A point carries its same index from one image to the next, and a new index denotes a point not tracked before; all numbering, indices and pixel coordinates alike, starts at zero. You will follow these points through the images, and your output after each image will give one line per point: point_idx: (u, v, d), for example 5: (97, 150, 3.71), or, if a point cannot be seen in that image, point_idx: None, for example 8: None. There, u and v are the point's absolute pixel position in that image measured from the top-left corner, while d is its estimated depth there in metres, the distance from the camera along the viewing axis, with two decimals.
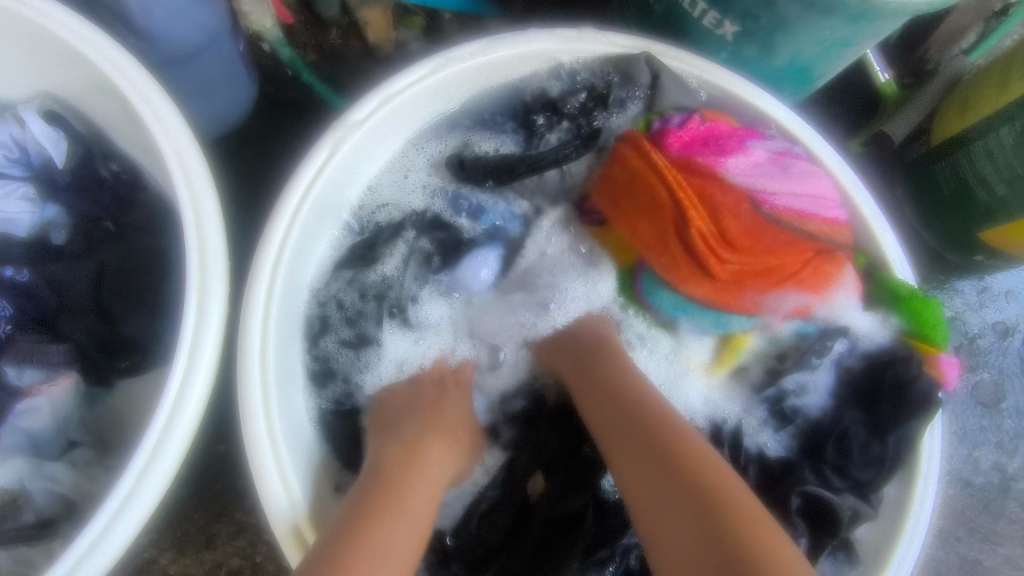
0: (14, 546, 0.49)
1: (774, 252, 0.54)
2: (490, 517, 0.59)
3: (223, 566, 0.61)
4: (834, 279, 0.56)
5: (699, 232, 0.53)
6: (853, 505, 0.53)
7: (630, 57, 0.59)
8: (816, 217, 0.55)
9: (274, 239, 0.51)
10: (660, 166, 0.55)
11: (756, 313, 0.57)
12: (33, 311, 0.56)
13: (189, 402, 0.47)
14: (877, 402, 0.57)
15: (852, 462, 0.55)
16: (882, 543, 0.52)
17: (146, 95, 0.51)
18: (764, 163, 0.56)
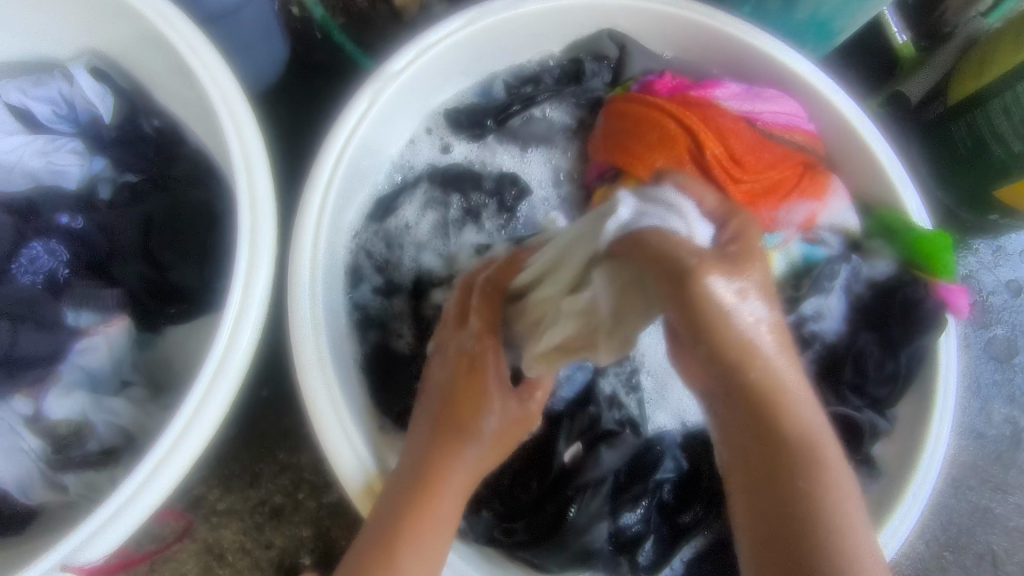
0: (80, 471, 0.52)
1: (775, 166, 0.59)
2: (518, 471, 0.57)
3: (266, 503, 0.64)
4: (827, 186, 0.61)
5: (713, 155, 0.56)
6: (873, 420, 0.57)
7: (595, 36, 0.65)
8: (800, 129, 0.60)
9: (318, 185, 0.54)
10: (661, 104, 0.58)
11: (774, 229, 0.59)
12: (87, 257, 0.59)
13: (243, 336, 0.50)
14: (888, 322, 0.59)
15: (868, 380, 0.58)
16: (902, 457, 0.56)
17: (194, 47, 0.53)
18: (741, 93, 0.60)
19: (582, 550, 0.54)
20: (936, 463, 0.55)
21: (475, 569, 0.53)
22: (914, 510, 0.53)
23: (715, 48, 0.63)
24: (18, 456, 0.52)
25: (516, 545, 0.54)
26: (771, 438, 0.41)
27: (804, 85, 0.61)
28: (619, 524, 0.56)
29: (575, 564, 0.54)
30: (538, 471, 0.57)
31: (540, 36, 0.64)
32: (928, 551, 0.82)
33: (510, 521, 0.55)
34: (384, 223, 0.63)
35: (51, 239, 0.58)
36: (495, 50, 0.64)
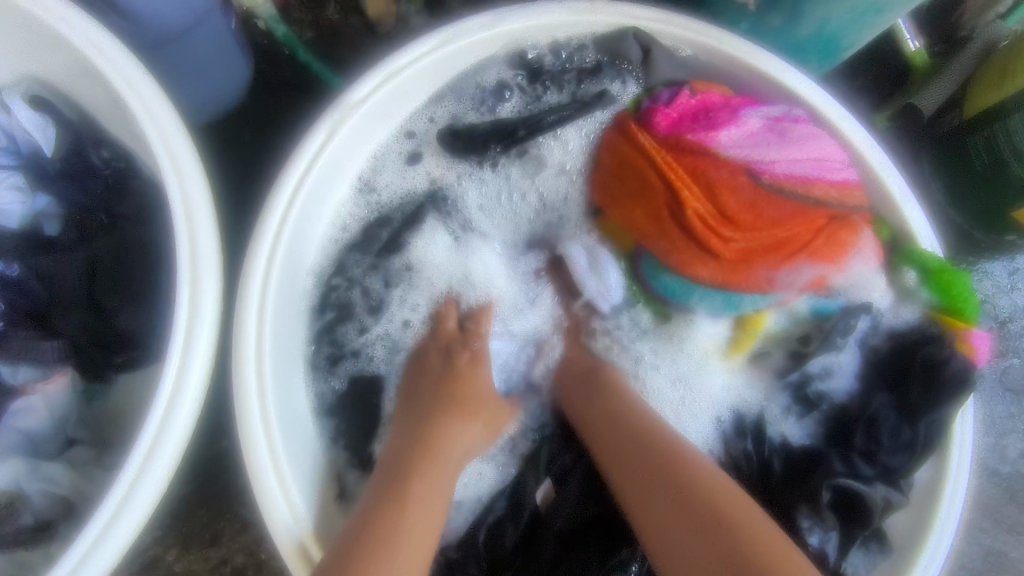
0: (12, 548, 0.48)
1: (780, 225, 0.49)
2: (496, 525, 0.58)
3: (228, 563, 0.60)
4: (847, 245, 0.52)
5: (695, 213, 0.49)
6: (884, 494, 0.50)
7: (619, 34, 0.57)
8: (822, 181, 0.50)
9: (268, 231, 0.49)
10: (648, 146, 0.52)
11: (768, 291, 0.52)
12: (26, 305, 0.54)
13: (183, 401, 0.46)
14: (908, 386, 0.54)
15: (881, 448, 0.52)
16: (912, 533, 0.50)
17: (132, 80, 0.48)
18: (759, 131, 0.51)
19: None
20: (949, 533, 0.50)
21: None
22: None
23: (727, 63, 0.56)
24: None
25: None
26: (691, 491, 0.48)
27: (823, 120, 0.54)
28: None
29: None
30: (512, 521, 0.57)
31: (518, 54, 0.59)
32: None
33: (486, 573, 0.56)
34: (386, 260, 0.60)
35: None
36: (473, 71, 0.59)
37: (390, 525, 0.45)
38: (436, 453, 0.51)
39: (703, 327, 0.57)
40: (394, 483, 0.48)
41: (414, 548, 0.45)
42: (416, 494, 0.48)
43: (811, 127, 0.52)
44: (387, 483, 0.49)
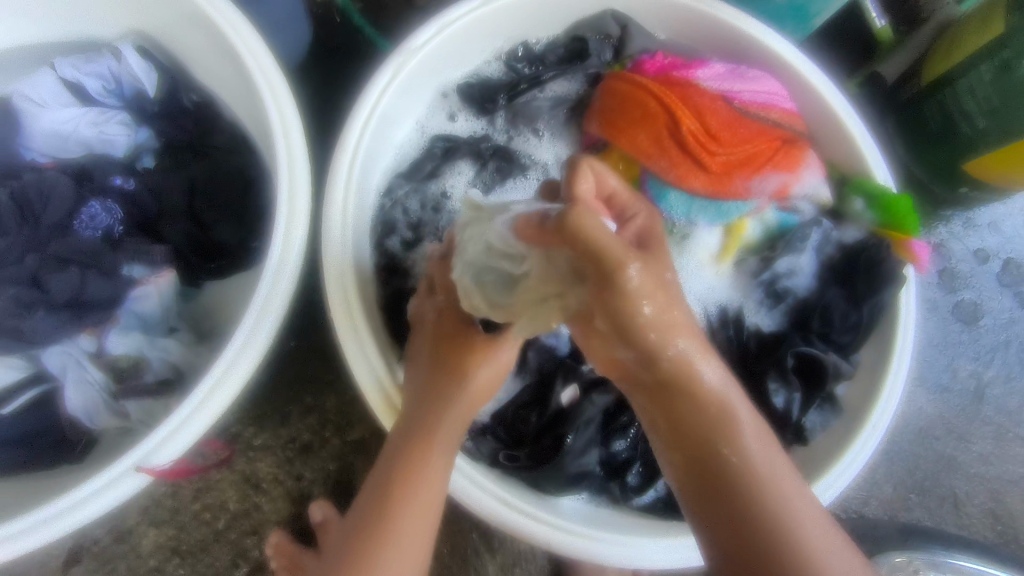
0: (140, 400, 0.60)
1: (750, 141, 0.64)
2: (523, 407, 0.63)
3: (298, 439, 0.72)
4: (800, 159, 0.66)
5: (688, 130, 0.63)
6: (837, 363, 0.63)
7: (598, 16, 0.72)
8: (776, 108, 0.66)
9: (347, 149, 0.61)
10: (647, 84, 0.65)
11: (747, 198, 0.65)
12: (138, 215, 0.66)
13: (283, 281, 0.57)
14: (854, 278, 0.65)
15: (833, 329, 0.65)
16: (863, 397, 0.63)
17: (236, 27, 0.60)
18: (724, 74, 0.67)
19: (577, 472, 0.60)
20: (892, 400, 0.61)
21: (481, 472, 0.58)
22: (869, 444, 0.60)
23: (701, 27, 0.70)
24: (84, 387, 0.59)
25: (518, 468, 0.60)
26: (701, 429, 0.43)
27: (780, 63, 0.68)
28: (610, 451, 0.64)
29: (572, 487, 0.60)
30: (536, 406, 0.63)
31: (543, 18, 0.72)
32: (896, 494, 0.89)
33: (514, 449, 0.61)
34: (426, 184, 0.70)
35: (108, 199, 0.65)
36: (507, 30, 0.71)
37: (430, 413, 0.53)
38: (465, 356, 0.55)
39: (700, 237, 0.67)
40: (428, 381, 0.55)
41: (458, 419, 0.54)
42: (447, 389, 0.54)
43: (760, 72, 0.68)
44: (428, 380, 0.55)
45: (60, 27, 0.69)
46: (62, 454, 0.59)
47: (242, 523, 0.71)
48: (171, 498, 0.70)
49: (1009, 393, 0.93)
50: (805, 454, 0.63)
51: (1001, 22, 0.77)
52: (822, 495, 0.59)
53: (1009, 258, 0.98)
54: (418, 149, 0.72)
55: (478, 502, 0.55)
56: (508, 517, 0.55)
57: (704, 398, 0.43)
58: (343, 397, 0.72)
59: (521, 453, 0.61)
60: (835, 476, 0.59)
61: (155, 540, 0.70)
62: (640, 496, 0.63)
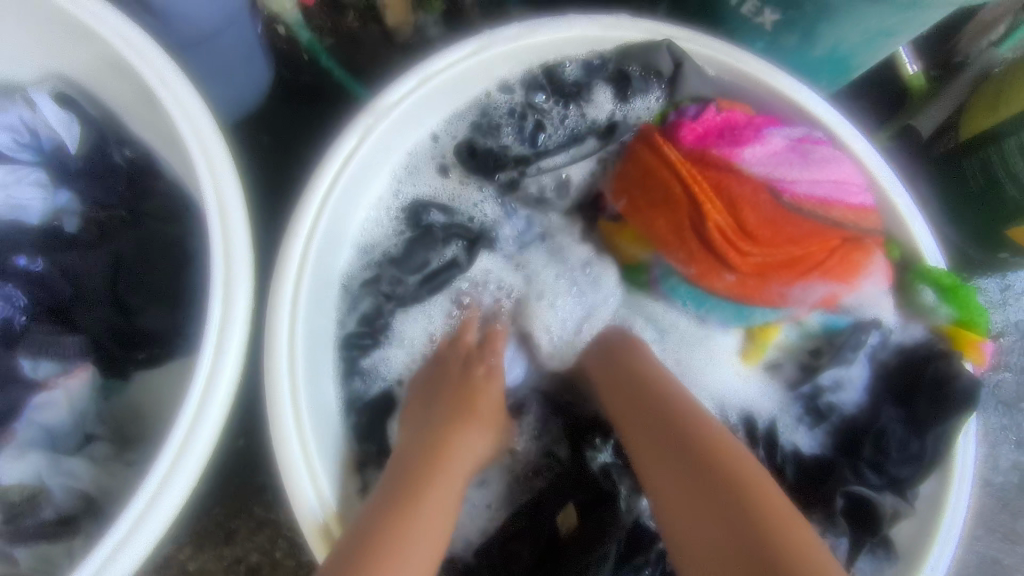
0: (34, 544, 0.47)
1: (797, 243, 0.51)
2: (512, 539, 0.55)
3: (243, 562, 0.61)
4: (862, 268, 0.53)
5: (716, 226, 0.51)
6: (893, 503, 0.51)
7: (651, 46, 0.57)
8: (840, 204, 0.51)
9: (301, 230, 0.50)
10: (673, 160, 0.53)
11: (780, 305, 0.54)
12: (47, 301, 0.53)
13: (214, 399, 0.46)
14: (914, 398, 0.54)
15: (887, 459, 0.53)
16: (918, 542, 0.50)
17: (166, 78, 0.49)
18: (780, 152, 0.53)
19: None
20: (950, 546, 0.50)
21: None
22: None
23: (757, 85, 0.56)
24: None
25: None
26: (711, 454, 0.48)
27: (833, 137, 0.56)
28: None
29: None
30: (527, 538, 0.55)
31: (545, 65, 0.60)
32: None
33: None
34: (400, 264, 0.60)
35: (7, 283, 0.53)
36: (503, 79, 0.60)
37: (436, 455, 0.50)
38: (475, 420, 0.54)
39: (719, 339, 0.59)
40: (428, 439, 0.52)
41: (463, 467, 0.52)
42: (454, 436, 0.52)
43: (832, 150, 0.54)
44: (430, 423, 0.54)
45: None
46: None
47: None
48: None
49: None
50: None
51: None
52: None
53: None
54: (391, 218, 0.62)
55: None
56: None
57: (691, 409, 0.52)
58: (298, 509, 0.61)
59: None
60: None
61: None
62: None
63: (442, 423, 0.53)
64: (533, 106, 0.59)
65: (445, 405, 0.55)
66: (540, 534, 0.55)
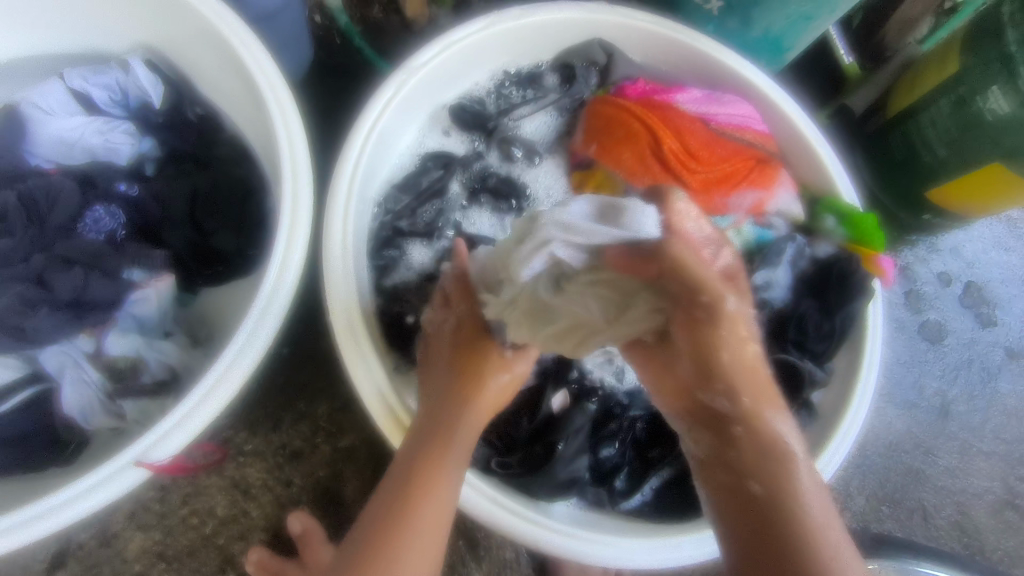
0: (137, 399, 0.61)
1: (727, 160, 0.69)
2: (513, 418, 0.65)
3: (288, 446, 0.73)
4: (776, 179, 0.71)
5: (670, 149, 0.67)
6: (811, 369, 0.67)
7: (587, 44, 0.75)
8: (749, 130, 0.71)
9: (349, 161, 0.64)
10: (627, 106, 0.69)
11: (723, 214, 0.70)
12: (140, 221, 0.68)
13: (283, 286, 0.59)
14: (825, 291, 0.69)
15: (809, 338, 0.68)
16: (836, 404, 0.66)
17: (245, 41, 0.63)
18: (702, 98, 0.72)
19: (568, 479, 0.62)
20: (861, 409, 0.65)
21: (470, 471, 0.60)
22: (838, 456, 0.63)
23: (681, 58, 0.75)
24: (80, 387, 0.60)
25: (510, 475, 0.62)
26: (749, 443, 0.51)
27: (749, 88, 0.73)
28: (599, 456, 0.66)
29: (562, 492, 0.62)
30: (526, 413, 0.66)
31: (539, 42, 0.76)
32: (868, 507, 0.92)
33: (506, 456, 0.63)
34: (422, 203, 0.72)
35: (112, 204, 0.67)
36: (505, 53, 0.76)
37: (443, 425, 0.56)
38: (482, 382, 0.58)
39: None
40: (433, 409, 0.57)
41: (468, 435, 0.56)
42: (451, 409, 0.57)
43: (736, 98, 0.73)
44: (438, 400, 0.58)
45: (71, 39, 0.72)
46: (54, 453, 0.59)
47: (229, 528, 0.71)
48: (159, 502, 0.70)
49: (972, 409, 0.98)
50: None
51: (956, 61, 0.84)
52: None
53: (971, 281, 1.03)
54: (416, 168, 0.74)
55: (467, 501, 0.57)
56: (493, 514, 0.57)
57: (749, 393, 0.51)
58: (334, 403, 0.74)
59: (512, 460, 0.63)
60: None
61: (141, 545, 0.70)
62: (626, 500, 0.65)
63: (449, 385, 0.59)
64: (501, 90, 0.78)
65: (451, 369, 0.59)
66: (537, 412, 0.65)
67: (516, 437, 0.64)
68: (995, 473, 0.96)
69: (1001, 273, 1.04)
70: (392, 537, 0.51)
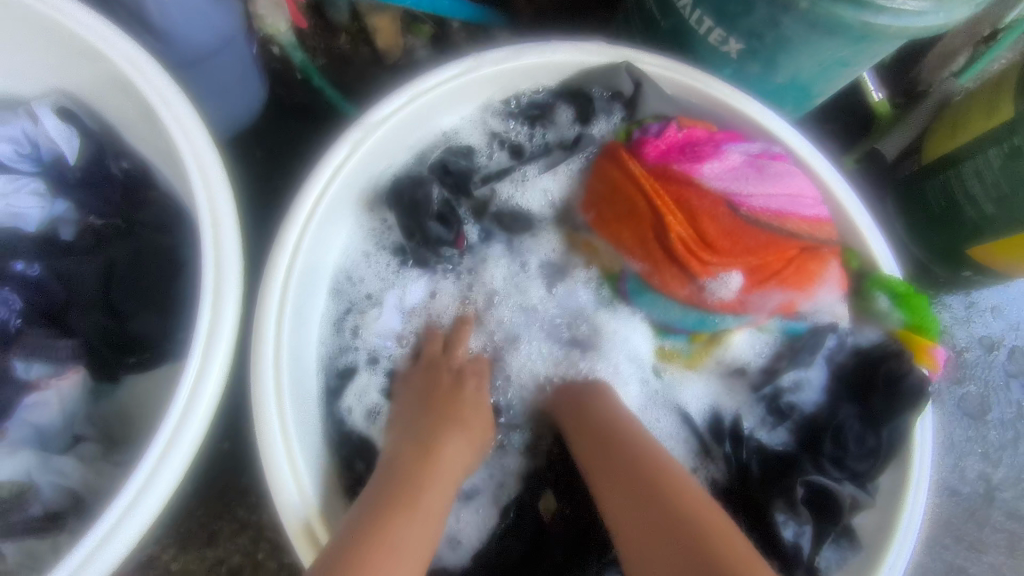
0: (20, 539, 0.50)
1: (753, 253, 0.54)
2: (503, 542, 0.59)
3: (226, 563, 0.62)
4: (817, 276, 0.55)
5: (678, 237, 0.54)
6: (853, 493, 0.53)
7: (611, 69, 0.61)
8: (793, 215, 0.54)
9: (288, 240, 0.53)
10: (637, 175, 0.57)
11: (741, 312, 0.56)
12: (42, 305, 0.56)
13: (199, 405, 0.48)
14: (870, 394, 0.57)
15: (848, 454, 0.56)
16: (879, 531, 0.52)
17: (164, 94, 0.52)
18: (738, 167, 0.55)
19: None
20: (910, 545, 0.51)
21: None
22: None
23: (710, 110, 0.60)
24: None
25: None
26: (634, 453, 0.54)
27: (794, 154, 0.59)
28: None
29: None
30: (515, 536, 0.60)
31: (534, 79, 0.63)
32: None
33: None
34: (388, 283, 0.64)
35: (4, 287, 0.56)
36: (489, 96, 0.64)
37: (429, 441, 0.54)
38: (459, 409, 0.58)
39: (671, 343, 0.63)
40: (406, 468, 0.51)
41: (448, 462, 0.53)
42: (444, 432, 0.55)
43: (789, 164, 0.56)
44: (420, 431, 0.55)
45: None
46: None
47: None
48: None
49: (1021, 495, 0.86)
50: None
51: (1011, 107, 0.72)
52: None
53: (1016, 346, 0.91)
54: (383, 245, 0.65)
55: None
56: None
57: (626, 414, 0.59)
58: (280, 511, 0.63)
59: None
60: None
61: None
62: None
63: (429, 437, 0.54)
64: (504, 129, 0.67)
65: (428, 414, 0.57)
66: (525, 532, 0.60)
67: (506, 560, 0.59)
68: None
69: None
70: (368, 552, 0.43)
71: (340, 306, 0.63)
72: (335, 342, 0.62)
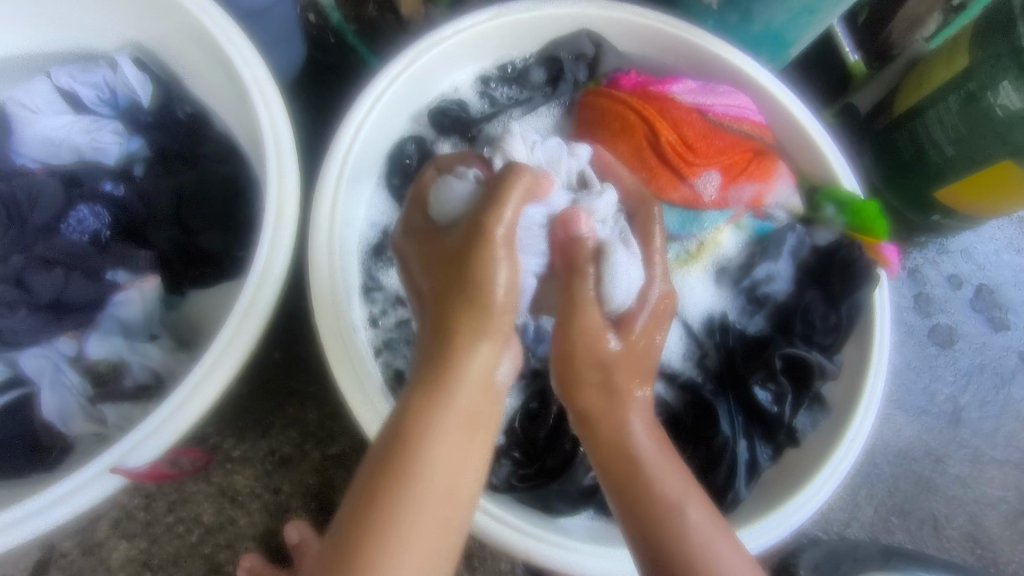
0: (117, 404, 0.61)
1: (724, 152, 0.68)
2: (532, 420, 0.64)
3: (276, 452, 0.72)
4: (773, 171, 0.69)
5: (667, 141, 0.66)
6: (821, 362, 0.64)
7: (574, 34, 0.72)
8: (747, 120, 0.69)
9: (336, 158, 0.62)
10: (624, 97, 0.68)
11: (723, 207, 0.69)
12: (125, 220, 0.66)
13: (266, 290, 0.56)
14: (829, 279, 0.67)
15: (815, 330, 0.66)
16: (848, 392, 0.64)
17: (231, 37, 0.61)
18: (697, 88, 0.70)
19: (589, 486, 0.61)
20: (875, 395, 0.62)
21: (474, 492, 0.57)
22: (852, 453, 0.60)
23: (681, 53, 0.72)
24: (60, 391, 0.60)
25: (532, 487, 0.60)
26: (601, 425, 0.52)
27: (752, 82, 0.70)
28: None
29: (583, 503, 0.61)
30: (540, 418, 0.64)
31: (535, 36, 0.73)
32: (877, 517, 0.90)
33: (526, 467, 0.62)
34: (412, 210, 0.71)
35: (96, 204, 0.65)
36: (503, 49, 0.74)
37: (444, 382, 0.46)
38: (461, 358, 0.48)
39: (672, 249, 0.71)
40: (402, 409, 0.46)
41: (475, 405, 0.47)
42: (455, 367, 0.47)
43: (733, 87, 0.71)
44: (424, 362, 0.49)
45: (64, 38, 0.70)
46: (32, 462, 0.58)
47: (217, 536, 0.70)
48: (144, 510, 0.70)
49: (984, 415, 0.95)
50: (797, 456, 0.64)
51: (964, 57, 0.78)
52: (830, 484, 0.60)
53: (982, 284, 0.99)
54: (407, 174, 0.71)
55: (489, 534, 0.55)
56: (505, 537, 0.55)
57: (573, 367, 0.53)
58: (323, 408, 0.73)
59: (533, 472, 0.61)
60: (816, 490, 0.59)
61: (125, 553, 0.70)
62: None
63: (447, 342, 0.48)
64: (486, 89, 0.75)
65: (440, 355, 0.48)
66: (550, 413, 0.64)
67: (539, 432, 0.63)
68: (1010, 482, 0.93)
69: (1013, 275, 1.00)
70: (365, 543, 0.40)
71: (376, 224, 0.71)
72: (370, 253, 0.69)
